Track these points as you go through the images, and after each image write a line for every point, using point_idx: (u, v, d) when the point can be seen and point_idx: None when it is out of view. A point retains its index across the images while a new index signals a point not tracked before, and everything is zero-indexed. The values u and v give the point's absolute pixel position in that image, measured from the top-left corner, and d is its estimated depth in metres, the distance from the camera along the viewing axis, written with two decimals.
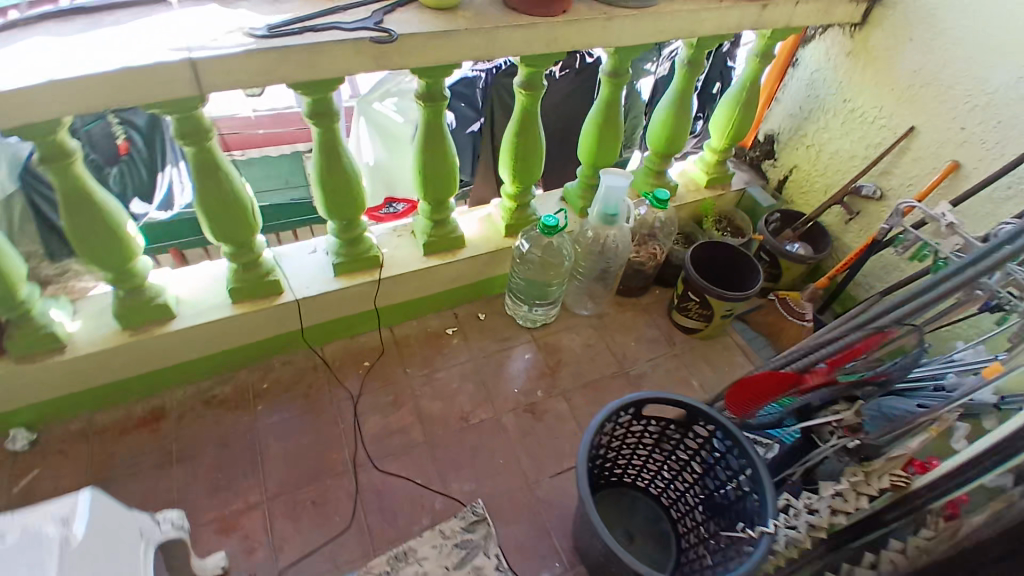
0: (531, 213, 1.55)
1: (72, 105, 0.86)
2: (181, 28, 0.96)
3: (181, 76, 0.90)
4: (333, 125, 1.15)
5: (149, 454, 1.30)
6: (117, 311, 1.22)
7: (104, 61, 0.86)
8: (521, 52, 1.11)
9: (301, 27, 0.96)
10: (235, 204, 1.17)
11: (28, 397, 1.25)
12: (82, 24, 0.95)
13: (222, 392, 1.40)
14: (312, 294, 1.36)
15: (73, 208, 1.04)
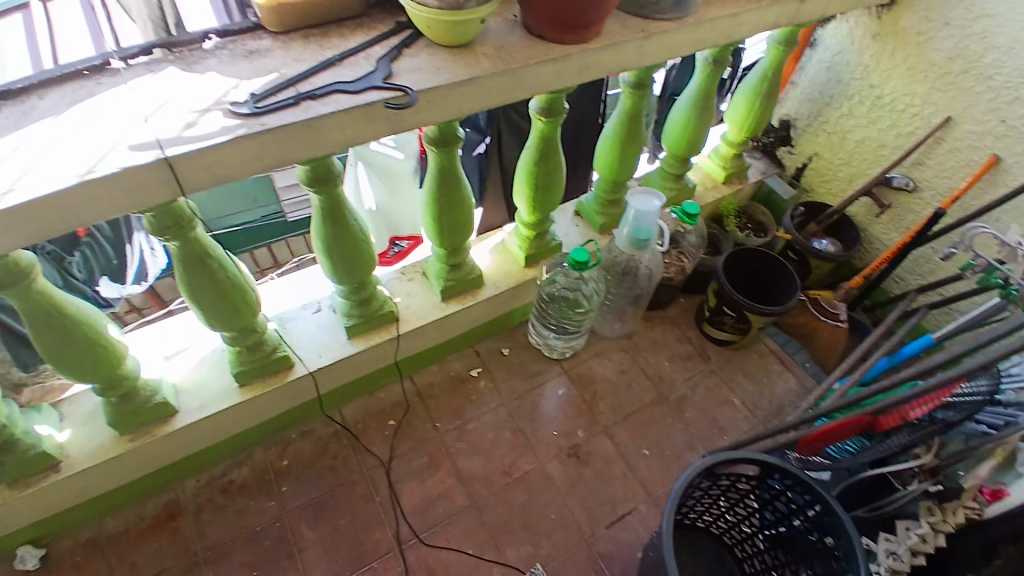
0: (550, 239, 1.45)
1: (21, 235, 0.67)
2: (141, 110, 0.74)
3: (157, 179, 0.71)
4: (337, 190, 1.00)
5: (172, 560, 1.15)
6: (111, 418, 1.06)
7: (56, 173, 0.66)
8: (551, 86, 0.98)
9: (296, 95, 0.78)
10: (234, 291, 1.02)
11: (14, 526, 1.06)
12: (6, 113, 0.72)
13: (239, 476, 1.27)
14: (325, 363, 1.23)
15: (41, 327, 0.87)
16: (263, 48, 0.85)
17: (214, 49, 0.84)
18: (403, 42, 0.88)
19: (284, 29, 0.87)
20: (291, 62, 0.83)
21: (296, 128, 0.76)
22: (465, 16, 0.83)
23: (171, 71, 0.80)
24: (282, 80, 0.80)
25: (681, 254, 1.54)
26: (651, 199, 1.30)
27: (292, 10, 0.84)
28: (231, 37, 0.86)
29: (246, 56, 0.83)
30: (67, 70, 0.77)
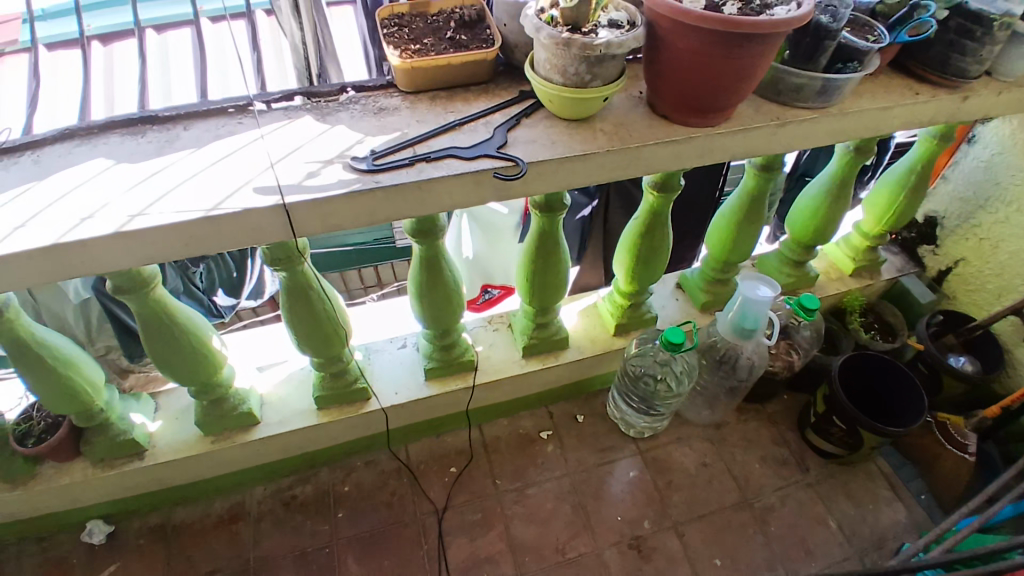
0: (645, 312, 1.37)
1: (146, 254, 0.72)
2: (267, 153, 0.79)
3: (273, 222, 0.75)
4: (438, 242, 1.02)
5: (227, 562, 1.21)
6: (200, 418, 1.14)
7: (186, 205, 0.72)
8: (668, 167, 0.93)
9: (412, 155, 0.80)
10: (328, 322, 1.06)
11: (100, 498, 1.17)
12: (153, 138, 0.80)
13: (302, 493, 1.31)
14: (400, 401, 1.24)
15: (153, 330, 0.95)
16: (392, 105, 0.89)
17: (348, 102, 0.89)
18: (523, 111, 0.88)
19: (413, 89, 0.91)
20: (412, 122, 0.86)
21: (405, 188, 0.78)
22: (588, 93, 0.82)
23: (305, 119, 0.86)
24: (403, 140, 0.83)
25: (790, 347, 1.41)
26: (760, 285, 1.19)
27: (424, 74, 0.88)
28: (366, 93, 0.91)
29: (375, 112, 0.87)
30: (212, 107, 0.85)
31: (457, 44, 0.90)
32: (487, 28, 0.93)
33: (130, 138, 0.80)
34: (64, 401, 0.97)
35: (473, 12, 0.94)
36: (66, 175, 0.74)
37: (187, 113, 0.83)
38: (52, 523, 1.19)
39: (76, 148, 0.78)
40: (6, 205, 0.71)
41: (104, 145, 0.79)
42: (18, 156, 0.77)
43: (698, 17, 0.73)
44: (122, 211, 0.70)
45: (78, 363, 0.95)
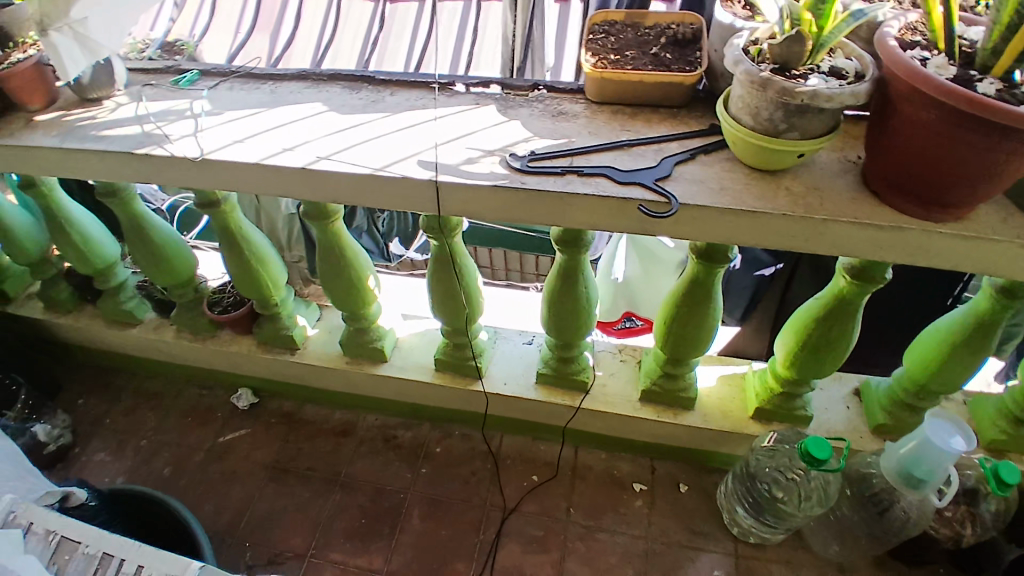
0: (797, 405, 1.18)
1: (318, 192, 0.85)
2: (442, 133, 0.86)
3: (422, 195, 0.81)
4: (581, 255, 1.00)
5: (324, 466, 1.38)
6: (344, 340, 1.31)
7: (360, 162, 0.83)
8: (859, 254, 0.78)
9: (565, 166, 0.79)
10: (462, 295, 1.12)
11: (257, 372, 1.44)
12: (363, 96, 0.95)
13: (401, 436, 1.42)
14: (505, 393, 1.26)
15: (326, 255, 1.12)
16: (573, 112, 0.89)
17: (535, 99, 0.92)
18: (703, 148, 0.81)
19: (599, 99, 0.89)
20: (583, 132, 0.85)
21: (548, 195, 0.77)
22: (780, 145, 0.72)
23: (490, 107, 0.91)
24: (565, 148, 0.82)
25: (970, 519, 1.08)
26: (956, 434, 0.93)
27: (614, 85, 0.86)
28: (554, 94, 0.92)
29: (553, 114, 0.89)
30: (415, 79, 0.96)
31: (658, 62, 0.86)
32: (698, 51, 0.87)
33: (346, 92, 0.96)
34: (248, 287, 1.23)
35: (689, 31, 0.89)
36: (287, 108, 0.93)
37: (397, 82, 0.96)
38: (224, 378, 1.50)
39: (306, 89, 0.97)
40: (242, 121, 0.91)
41: (326, 92, 0.96)
42: (262, 83, 0.99)
43: (937, 88, 0.61)
44: (313, 152, 0.85)
45: (266, 260, 1.20)
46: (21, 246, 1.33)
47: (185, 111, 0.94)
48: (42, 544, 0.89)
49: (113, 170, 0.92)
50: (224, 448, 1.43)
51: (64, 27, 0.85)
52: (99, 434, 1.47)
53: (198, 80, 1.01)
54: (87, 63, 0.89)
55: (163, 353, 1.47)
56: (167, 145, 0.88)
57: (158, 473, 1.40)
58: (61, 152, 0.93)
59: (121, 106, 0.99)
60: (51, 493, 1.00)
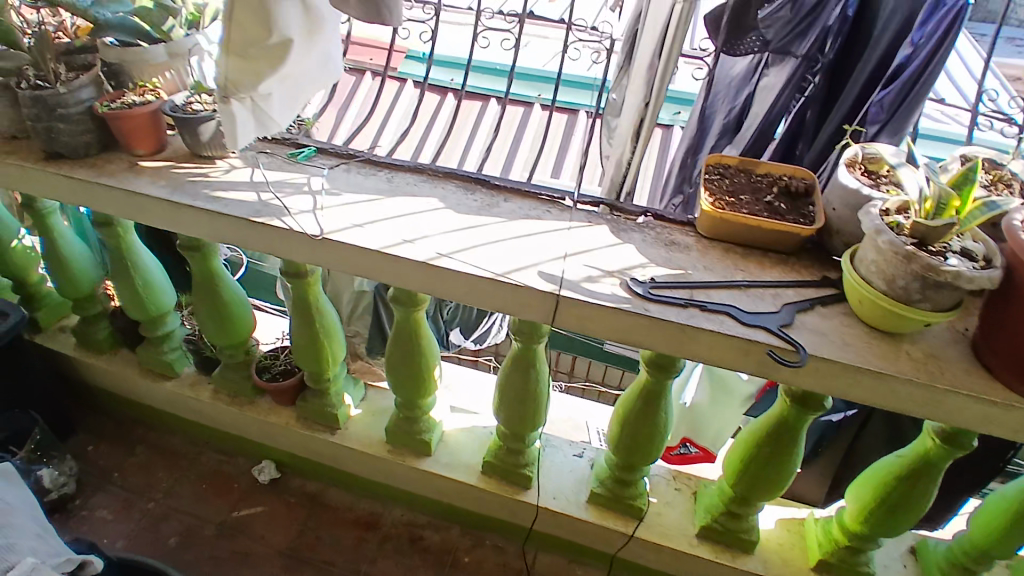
0: (861, 562, 1.12)
1: (434, 287, 0.85)
2: (561, 246, 0.87)
3: (541, 305, 0.81)
4: (666, 380, 0.98)
5: (343, 562, 1.29)
6: (392, 426, 1.25)
7: (482, 264, 0.83)
8: (974, 429, 0.77)
9: (687, 298, 0.79)
10: (532, 403, 1.09)
11: (288, 446, 1.36)
12: (478, 198, 0.97)
13: (428, 538, 1.34)
14: (553, 507, 1.19)
15: (400, 339, 1.10)
16: (684, 243, 0.90)
17: (644, 226, 0.94)
18: (822, 298, 0.82)
19: (711, 236, 0.91)
20: (698, 264, 0.86)
21: (672, 325, 0.76)
22: (911, 313, 0.74)
23: (602, 226, 0.92)
24: (685, 280, 0.82)
25: None
26: None
27: (731, 226, 0.88)
28: (664, 223, 0.94)
29: (665, 244, 0.89)
30: (530, 188, 0.99)
31: (773, 211, 0.89)
32: (811, 206, 0.90)
33: (462, 191, 0.98)
34: (309, 359, 1.19)
35: (802, 185, 0.92)
36: (404, 198, 0.95)
37: (512, 188, 0.98)
38: (249, 447, 1.43)
39: (421, 182, 0.99)
40: (360, 206, 0.92)
41: (441, 189, 0.98)
42: (379, 170, 1.01)
43: None
44: (435, 248, 0.86)
45: (333, 337, 1.18)
46: (74, 280, 1.28)
47: (303, 185, 0.96)
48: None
49: (221, 232, 0.91)
50: (237, 525, 1.33)
51: (247, 98, 0.83)
52: (102, 488, 1.37)
53: (313, 156, 1.03)
54: (255, 132, 0.87)
55: (192, 413, 1.41)
56: (286, 218, 0.88)
57: (162, 544, 1.30)
58: (169, 204, 0.92)
59: (235, 168, 0.99)
60: (70, 561, 0.87)
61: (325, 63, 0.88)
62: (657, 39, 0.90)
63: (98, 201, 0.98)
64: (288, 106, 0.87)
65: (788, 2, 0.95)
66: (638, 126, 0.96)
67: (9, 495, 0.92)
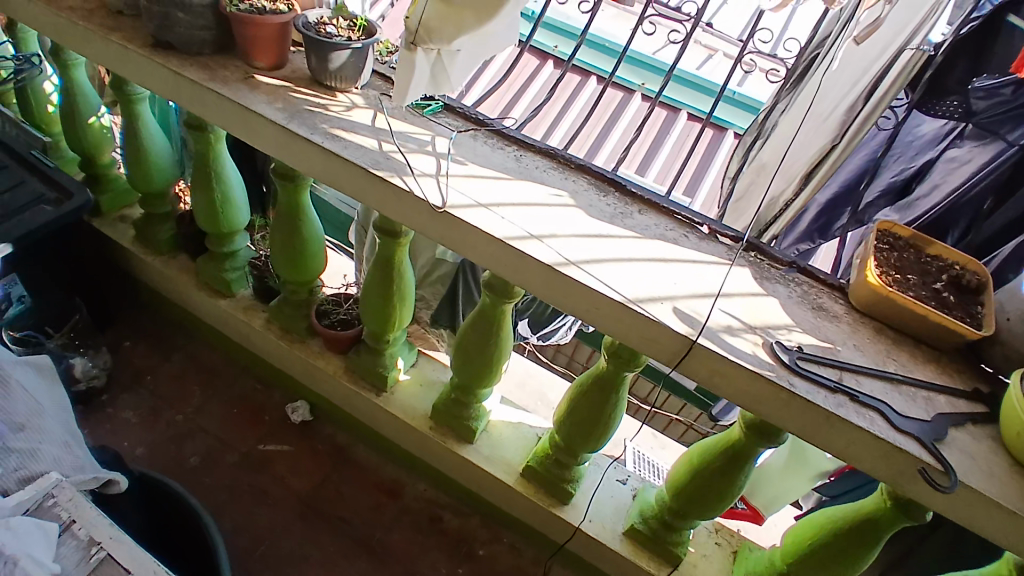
0: None
1: (552, 294, 0.77)
2: (699, 282, 0.78)
3: (671, 346, 0.72)
4: (758, 446, 0.90)
5: (358, 523, 1.26)
6: (441, 404, 1.19)
7: (612, 283, 0.75)
8: None
9: (834, 381, 0.70)
10: (599, 426, 1.02)
11: (328, 393, 1.32)
12: (612, 203, 0.87)
13: (447, 520, 1.29)
14: (588, 531, 1.13)
15: (478, 324, 1.03)
16: (832, 311, 0.81)
17: (789, 278, 0.84)
18: (973, 415, 0.72)
19: (861, 309, 0.82)
20: (846, 342, 0.76)
21: (817, 408, 0.68)
22: None
23: (744, 271, 0.83)
24: (831, 357, 0.73)
25: None
26: None
27: (890, 308, 0.78)
28: (811, 281, 0.84)
29: (812, 307, 0.80)
30: (670, 204, 0.88)
31: (939, 301, 0.79)
32: (978, 305, 0.80)
33: (594, 191, 0.88)
34: (374, 317, 1.12)
35: (973, 280, 0.81)
36: (532, 185, 0.85)
37: (649, 200, 0.88)
38: (286, 383, 1.38)
39: (552, 170, 0.90)
40: (486, 183, 0.83)
41: (574, 183, 0.88)
42: (507, 144, 0.92)
43: None
44: (562, 251, 0.77)
45: (405, 301, 1.12)
46: (146, 173, 1.21)
47: (428, 144, 0.87)
48: (82, 556, 0.72)
49: (333, 175, 0.83)
50: (260, 459, 1.30)
51: (435, 49, 0.74)
52: (132, 389, 1.34)
53: (440, 112, 0.93)
54: (425, 90, 0.78)
55: (237, 335, 1.36)
56: (409, 179, 0.80)
57: (183, 461, 1.26)
58: (282, 132, 0.83)
59: (357, 107, 0.90)
60: (96, 480, 0.80)
61: (513, 30, 0.76)
62: (867, 82, 0.81)
63: (204, 108, 0.89)
64: (468, 70, 0.78)
65: (1014, 83, 0.99)
66: (814, 167, 0.86)
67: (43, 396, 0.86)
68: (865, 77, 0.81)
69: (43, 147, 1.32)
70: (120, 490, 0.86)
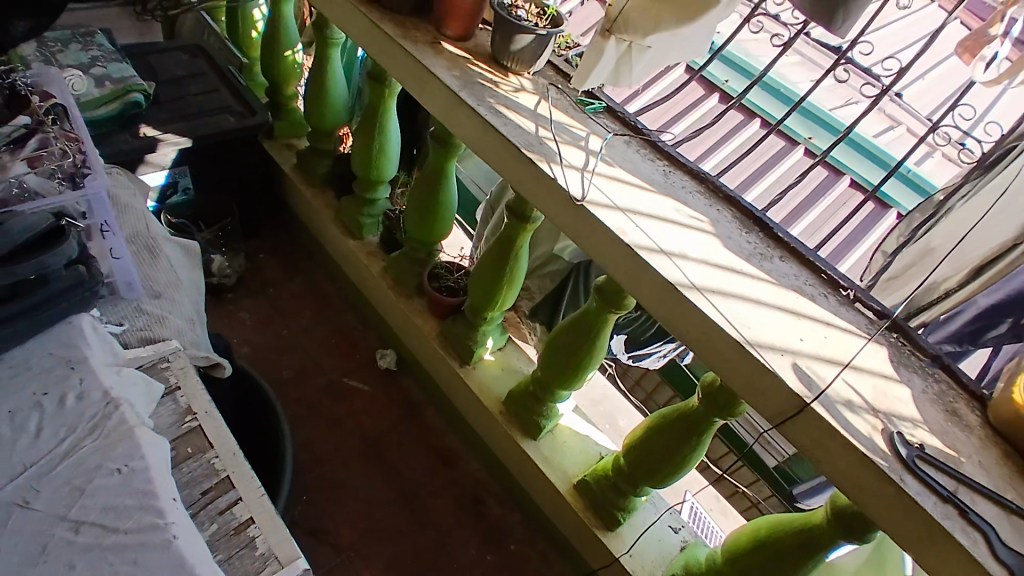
0: None
1: (665, 314, 0.75)
2: (828, 346, 0.73)
3: (780, 401, 0.68)
4: (839, 538, 0.81)
5: (408, 478, 1.31)
6: (517, 393, 1.20)
7: (731, 318, 0.71)
8: None
9: (952, 491, 0.62)
10: (669, 465, 0.98)
11: (416, 350, 1.38)
12: (752, 242, 0.83)
13: (489, 505, 1.31)
14: (626, 564, 1.09)
15: (576, 326, 1.03)
16: (969, 421, 0.71)
17: (931, 373, 0.75)
18: None
19: (996, 426, 0.70)
20: (972, 456, 0.67)
21: (922, 513, 0.60)
22: None
23: (880, 350, 0.75)
24: (954, 466, 0.64)
25: None
26: None
27: None
28: (952, 383, 0.75)
29: (944, 409, 0.71)
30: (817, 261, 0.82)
31: None
32: None
33: (736, 225, 0.84)
34: (479, 292, 1.16)
35: None
36: (672, 203, 0.84)
37: (792, 247, 0.83)
38: (382, 329, 1.47)
39: (697, 194, 0.87)
40: (628, 189, 0.83)
41: (716, 211, 0.86)
42: (659, 158, 0.91)
43: None
44: (687, 272, 0.75)
45: (513, 286, 1.14)
46: (322, 110, 1.34)
47: (582, 139, 0.88)
48: (175, 421, 0.80)
49: (487, 148, 0.87)
50: (342, 390, 1.40)
51: (626, 42, 0.75)
52: (254, 295, 1.49)
53: (600, 113, 0.94)
54: (604, 79, 0.80)
55: (353, 275, 1.47)
56: (556, 167, 0.82)
57: (278, 371, 1.39)
58: (452, 97, 0.88)
59: (524, 90, 0.93)
60: (207, 358, 0.91)
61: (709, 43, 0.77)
62: None
63: (389, 61, 0.97)
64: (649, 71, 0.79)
65: None
66: (989, 262, 0.73)
67: (184, 270, 1.04)
68: None
69: (240, 66, 1.51)
70: (223, 375, 0.95)
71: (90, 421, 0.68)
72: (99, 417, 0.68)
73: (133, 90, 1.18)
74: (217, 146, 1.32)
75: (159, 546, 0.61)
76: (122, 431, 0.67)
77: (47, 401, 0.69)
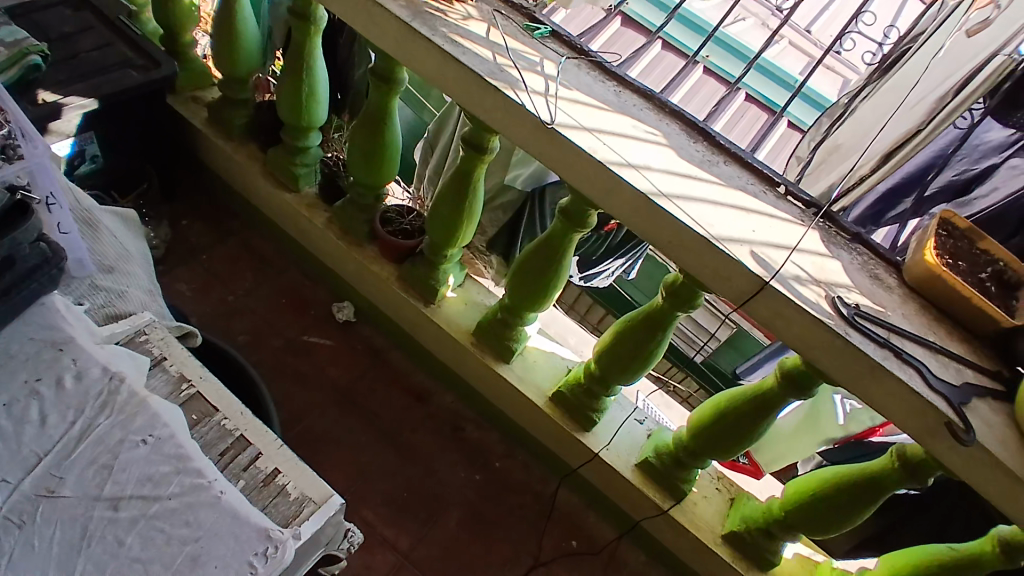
0: None
1: (638, 222, 0.83)
2: (775, 234, 0.85)
3: (742, 282, 0.80)
4: (787, 396, 0.98)
5: (388, 420, 1.35)
6: (485, 322, 1.26)
7: (697, 219, 0.81)
8: None
9: (884, 336, 0.77)
10: (637, 361, 1.09)
11: (375, 298, 1.39)
12: (701, 150, 0.91)
13: (469, 431, 1.38)
14: (605, 457, 1.22)
15: (542, 248, 1.09)
16: (888, 283, 0.87)
17: (854, 248, 0.90)
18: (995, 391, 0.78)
19: (913, 285, 0.86)
20: (896, 309, 0.82)
21: (864, 359, 0.76)
22: None
23: (813, 233, 0.88)
24: (881, 318, 0.80)
25: None
26: None
27: (940, 287, 0.82)
28: (869, 253, 0.90)
29: (869, 275, 0.87)
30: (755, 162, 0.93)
31: (981, 292, 0.81)
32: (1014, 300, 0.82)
33: (686, 137, 0.93)
34: (438, 229, 1.18)
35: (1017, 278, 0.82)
36: (629, 120, 0.90)
37: (733, 151, 0.93)
38: (334, 282, 1.45)
39: (647, 111, 0.94)
40: (590, 111, 0.88)
41: (666, 125, 0.93)
42: (608, 79, 0.95)
43: None
44: (654, 182, 0.82)
45: (471, 220, 1.16)
46: (234, 53, 1.24)
47: (537, 65, 0.91)
48: (171, 389, 0.78)
49: (447, 82, 0.88)
50: (304, 347, 1.38)
51: None
52: (187, 263, 1.41)
53: (548, 38, 0.96)
54: None
55: (295, 230, 1.42)
56: (522, 93, 0.85)
57: (232, 337, 1.35)
58: (406, 30, 0.88)
59: (473, 18, 0.93)
60: (178, 328, 0.88)
61: None
62: (955, 81, 0.78)
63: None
64: None
65: None
66: (890, 154, 0.84)
67: (126, 240, 0.97)
68: (951, 78, 0.78)
69: None
70: (195, 345, 0.92)
71: (98, 398, 0.68)
72: (105, 393, 0.69)
73: (30, 52, 1.05)
74: (120, 107, 1.21)
75: (209, 503, 0.65)
76: (134, 403, 0.69)
77: (44, 387, 0.68)
